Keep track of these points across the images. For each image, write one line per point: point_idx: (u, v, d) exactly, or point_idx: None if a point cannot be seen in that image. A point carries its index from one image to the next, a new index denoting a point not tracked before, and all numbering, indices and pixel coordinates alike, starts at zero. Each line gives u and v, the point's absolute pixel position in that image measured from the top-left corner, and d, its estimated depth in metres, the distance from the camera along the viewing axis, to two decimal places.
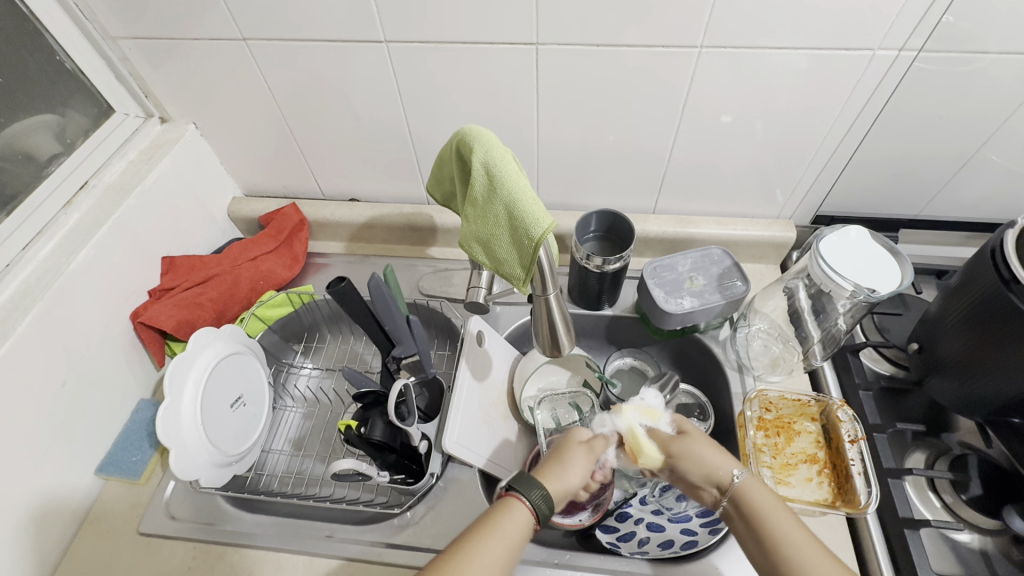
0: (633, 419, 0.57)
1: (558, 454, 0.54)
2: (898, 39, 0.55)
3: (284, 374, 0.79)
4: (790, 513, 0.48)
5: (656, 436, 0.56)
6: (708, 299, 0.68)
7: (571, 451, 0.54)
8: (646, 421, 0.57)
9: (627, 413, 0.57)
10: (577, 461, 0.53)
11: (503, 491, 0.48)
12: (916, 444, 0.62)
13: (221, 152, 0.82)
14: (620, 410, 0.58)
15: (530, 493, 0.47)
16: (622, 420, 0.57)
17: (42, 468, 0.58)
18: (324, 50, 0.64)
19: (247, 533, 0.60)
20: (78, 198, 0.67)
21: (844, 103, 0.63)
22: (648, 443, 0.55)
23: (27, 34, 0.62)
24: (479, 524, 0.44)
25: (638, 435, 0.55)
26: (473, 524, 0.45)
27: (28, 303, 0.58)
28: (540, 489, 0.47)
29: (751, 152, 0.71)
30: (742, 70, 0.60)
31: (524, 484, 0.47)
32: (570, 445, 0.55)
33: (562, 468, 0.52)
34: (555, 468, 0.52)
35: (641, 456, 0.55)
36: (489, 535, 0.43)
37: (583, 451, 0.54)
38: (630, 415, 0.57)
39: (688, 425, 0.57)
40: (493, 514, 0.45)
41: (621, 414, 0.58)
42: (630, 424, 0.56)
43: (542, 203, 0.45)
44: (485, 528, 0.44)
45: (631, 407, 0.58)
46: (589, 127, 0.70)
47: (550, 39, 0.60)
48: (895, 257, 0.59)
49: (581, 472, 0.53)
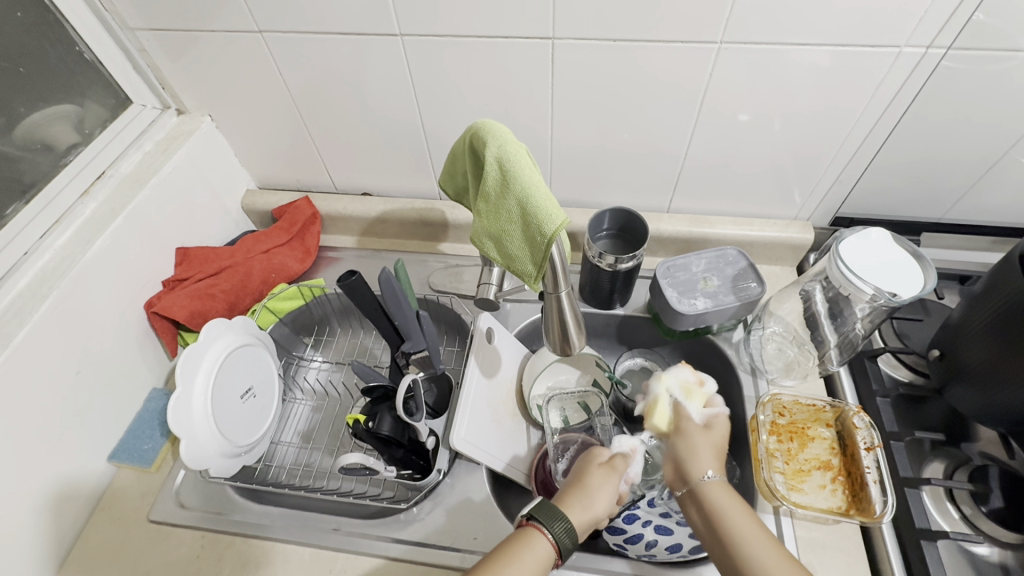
0: (670, 388, 0.56)
1: (579, 479, 0.52)
2: (926, 36, 0.54)
3: (294, 367, 0.79)
4: (752, 523, 0.46)
5: (677, 412, 0.55)
6: (722, 301, 0.67)
7: (592, 475, 0.52)
8: (679, 396, 0.55)
9: (666, 382, 0.56)
10: (599, 486, 0.51)
11: (524, 519, 0.47)
12: (934, 453, 0.60)
13: (236, 144, 0.82)
14: (661, 375, 0.57)
15: (553, 525, 0.45)
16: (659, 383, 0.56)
17: (56, 454, 0.59)
18: (338, 43, 0.64)
19: (255, 523, 0.61)
20: (95, 188, 0.67)
21: (867, 102, 0.61)
22: (663, 411, 0.55)
23: (48, 25, 0.62)
24: (499, 555, 0.43)
25: (660, 401, 0.55)
26: (493, 555, 0.44)
27: (45, 291, 0.58)
28: (564, 522, 0.46)
29: (770, 151, 0.69)
30: (761, 66, 0.59)
31: (548, 515, 0.46)
32: (590, 467, 0.53)
33: (584, 493, 0.51)
34: (577, 493, 0.50)
35: (648, 418, 0.55)
36: (509, 568, 0.42)
37: (606, 475, 0.52)
38: (669, 383, 0.56)
39: (715, 423, 0.54)
40: (513, 545, 0.44)
41: (659, 379, 0.56)
42: (662, 390, 0.56)
43: (555, 199, 0.44)
44: (505, 561, 0.43)
45: (675, 376, 0.57)
46: (604, 124, 0.69)
47: (567, 34, 0.59)
48: (919, 262, 0.57)
49: (606, 501, 0.51)
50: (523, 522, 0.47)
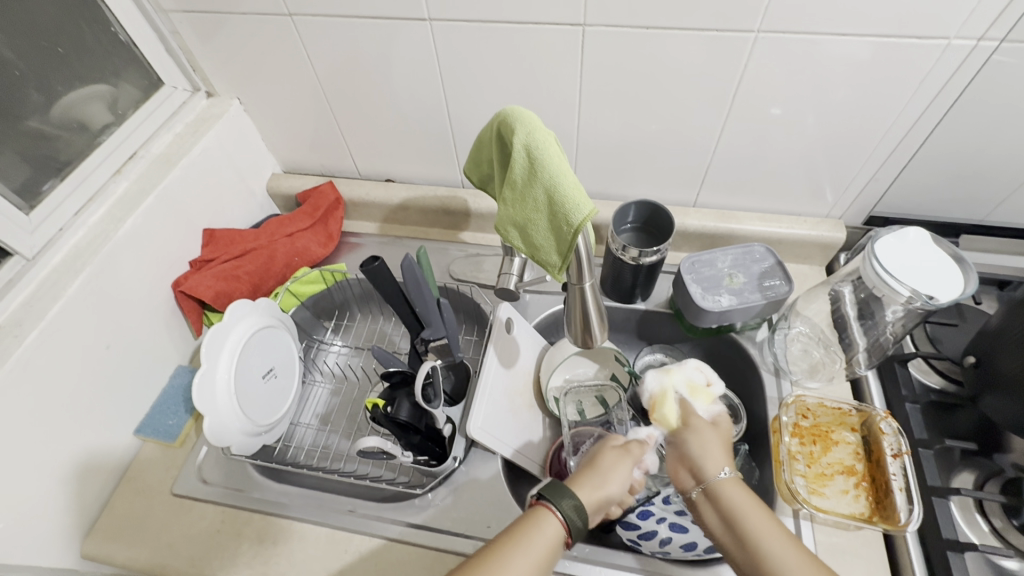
0: (675, 383, 0.57)
1: (592, 461, 0.52)
2: (977, 28, 0.51)
3: (314, 350, 0.80)
4: (771, 520, 0.45)
5: (684, 408, 0.55)
6: (748, 298, 0.66)
7: (605, 457, 0.52)
8: (686, 393, 0.57)
9: (671, 377, 0.58)
10: (611, 466, 0.51)
11: (533, 499, 0.46)
12: (964, 463, 0.58)
13: (263, 128, 0.83)
14: (668, 373, 0.58)
15: (562, 503, 0.45)
16: (665, 380, 0.58)
17: (87, 425, 0.61)
18: (366, 28, 0.64)
19: (273, 501, 0.62)
20: (127, 167, 0.69)
21: (910, 96, 0.58)
22: (671, 407, 0.55)
23: (85, 6, 0.63)
24: (507, 535, 0.43)
25: (666, 395, 0.56)
26: (503, 533, 0.43)
27: (78, 267, 0.60)
28: (573, 500, 0.45)
29: (804, 146, 0.67)
30: (798, 58, 0.57)
31: (556, 493, 0.45)
32: (603, 450, 0.53)
33: (595, 473, 0.50)
34: (589, 473, 0.50)
35: (657, 411, 0.56)
36: (517, 547, 0.42)
37: (619, 457, 0.52)
38: (676, 381, 0.58)
39: (722, 421, 0.55)
40: (522, 525, 0.44)
41: (668, 375, 0.58)
42: (669, 385, 0.57)
43: (583, 189, 0.43)
44: (514, 541, 0.42)
45: (682, 373, 0.58)
46: (631, 114, 0.67)
47: (598, 20, 0.58)
48: (959, 265, 0.55)
49: (619, 481, 0.50)
50: (533, 503, 0.47)
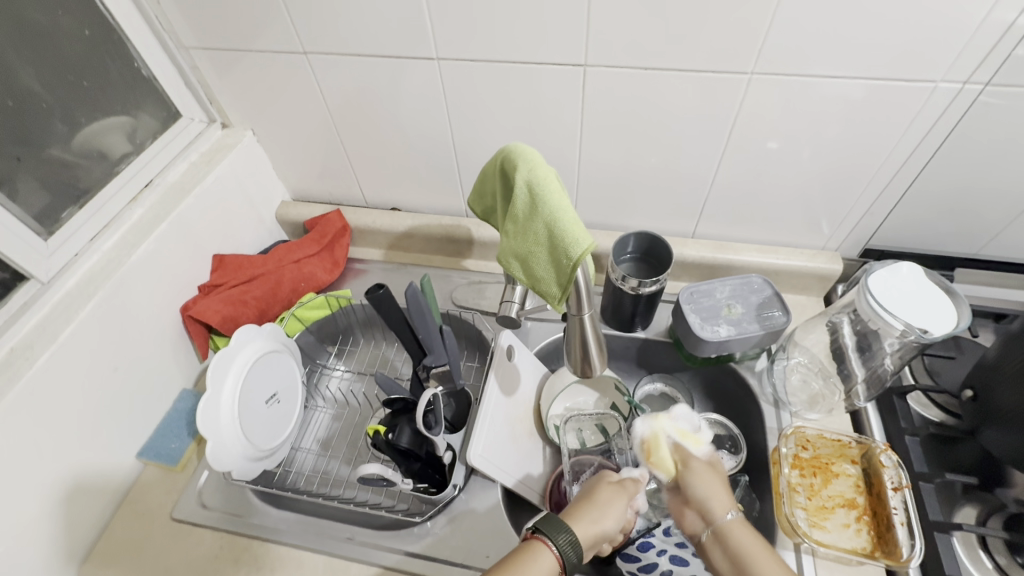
0: (666, 429, 0.57)
1: (588, 495, 0.52)
2: (963, 71, 0.53)
3: (317, 375, 0.81)
4: (774, 560, 0.45)
5: (679, 451, 0.55)
6: (746, 329, 0.67)
7: (599, 492, 0.52)
8: (677, 438, 0.56)
9: (663, 421, 0.57)
10: (606, 501, 0.51)
11: (529, 532, 0.46)
12: (966, 498, 0.57)
13: (275, 158, 0.86)
14: (657, 419, 0.58)
15: (557, 536, 0.45)
16: (655, 424, 0.57)
17: (90, 447, 0.61)
18: (376, 66, 0.67)
19: (272, 528, 0.62)
20: (143, 194, 0.71)
21: (900, 135, 0.61)
22: (666, 453, 0.55)
23: (112, 42, 0.67)
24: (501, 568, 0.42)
25: (659, 440, 0.56)
26: (497, 566, 0.43)
27: (91, 290, 0.62)
28: (568, 535, 0.45)
29: (799, 180, 0.69)
30: (791, 96, 0.59)
31: (552, 527, 0.45)
32: (599, 485, 0.53)
33: (590, 507, 0.50)
34: (582, 507, 0.50)
35: (653, 458, 0.56)
36: None
37: (615, 492, 0.52)
38: (667, 425, 0.57)
39: (716, 463, 0.55)
40: (517, 557, 0.44)
41: (657, 420, 0.57)
42: (659, 429, 0.57)
43: (583, 223, 0.45)
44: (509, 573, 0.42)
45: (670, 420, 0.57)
46: (630, 148, 0.70)
47: (598, 61, 0.60)
48: (952, 298, 0.56)
49: (615, 518, 0.50)
50: (528, 536, 0.46)
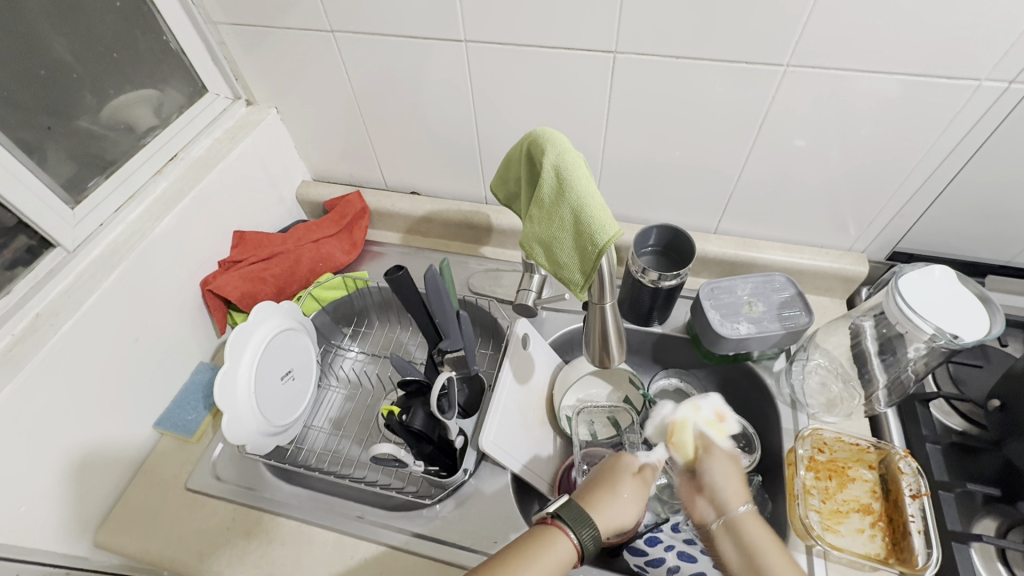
0: (697, 416, 0.55)
1: (610, 482, 0.50)
2: (1009, 70, 0.51)
3: (332, 355, 0.81)
4: (787, 559, 0.44)
5: (703, 438, 0.53)
6: (766, 327, 0.65)
7: (624, 483, 0.50)
8: (709, 429, 0.54)
9: (695, 410, 0.56)
10: (629, 496, 0.50)
11: (549, 516, 0.45)
12: (986, 509, 0.56)
13: (297, 137, 0.86)
14: (692, 407, 0.56)
15: (581, 531, 0.44)
16: (688, 411, 0.56)
17: (109, 415, 0.62)
18: (403, 47, 0.66)
19: (282, 502, 0.63)
20: (168, 168, 0.71)
21: (939, 134, 0.59)
22: (689, 438, 0.54)
23: (141, 15, 0.67)
24: (519, 551, 0.42)
25: (685, 426, 0.54)
26: (515, 549, 0.43)
27: (116, 261, 0.62)
28: (592, 530, 0.45)
29: (828, 179, 0.67)
30: (823, 94, 0.58)
31: (577, 520, 0.45)
32: (624, 473, 0.51)
33: (614, 500, 0.49)
34: (606, 497, 0.49)
35: (675, 441, 0.54)
36: (529, 567, 0.41)
37: (639, 487, 0.51)
38: (698, 414, 0.55)
39: (738, 455, 0.53)
40: (535, 544, 0.43)
41: (691, 408, 0.56)
42: (689, 416, 0.55)
43: (609, 211, 0.44)
44: (528, 560, 0.42)
45: (704, 407, 0.56)
46: (655, 140, 0.69)
47: (629, 49, 0.59)
48: (985, 304, 0.55)
49: (634, 513, 0.49)
50: (544, 519, 0.46)
